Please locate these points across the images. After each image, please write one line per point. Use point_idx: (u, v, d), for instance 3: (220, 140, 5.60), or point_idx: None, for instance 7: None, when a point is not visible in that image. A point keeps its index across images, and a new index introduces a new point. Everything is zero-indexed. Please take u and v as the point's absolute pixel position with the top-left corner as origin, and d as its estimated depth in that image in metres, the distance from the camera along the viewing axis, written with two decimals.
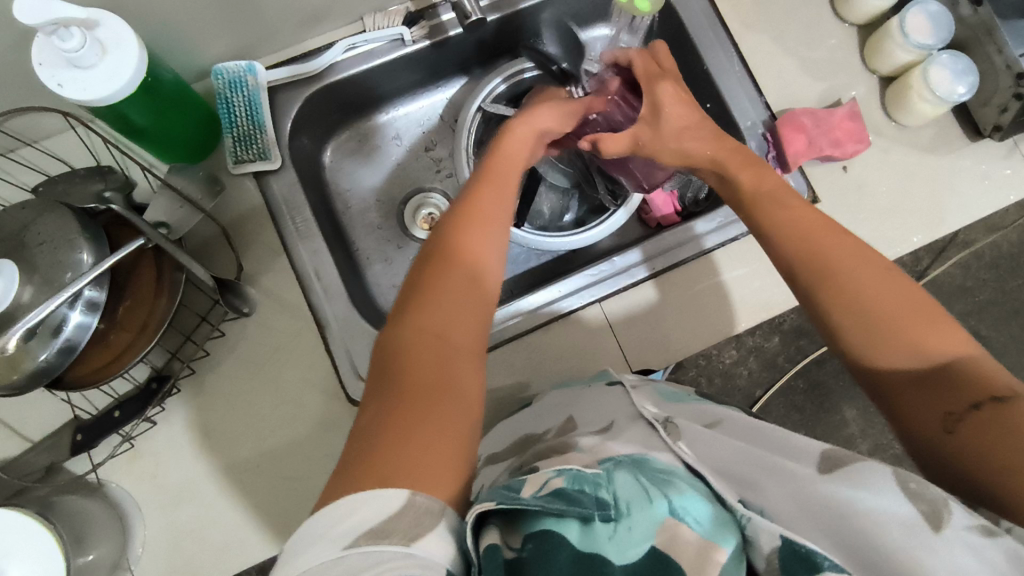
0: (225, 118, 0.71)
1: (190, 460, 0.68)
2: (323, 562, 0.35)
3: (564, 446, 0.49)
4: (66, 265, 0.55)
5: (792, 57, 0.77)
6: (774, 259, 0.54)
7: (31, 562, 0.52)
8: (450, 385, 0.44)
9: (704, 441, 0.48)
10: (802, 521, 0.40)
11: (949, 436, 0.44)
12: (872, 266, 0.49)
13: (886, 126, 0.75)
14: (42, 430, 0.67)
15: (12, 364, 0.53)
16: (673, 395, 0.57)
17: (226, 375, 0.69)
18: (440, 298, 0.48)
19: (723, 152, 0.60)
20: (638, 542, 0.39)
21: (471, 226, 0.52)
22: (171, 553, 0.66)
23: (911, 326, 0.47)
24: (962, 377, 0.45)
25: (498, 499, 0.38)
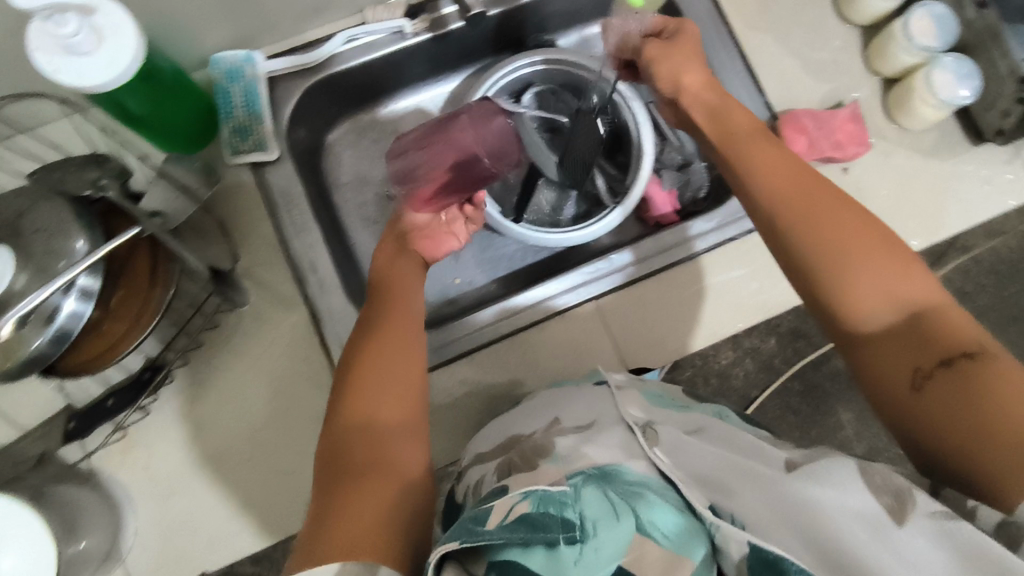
0: (224, 108, 0.71)
1: (180, 451, 0.68)
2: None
3: (543, 449, 0.49)
4: (59, 253, 0.55)
5: (794, 58, 0.76)
6: (755, 215, 0.54)
7: (24, 551, 0.52)
8: (386, 457, 0.49)
9: (683, 447, 0.47)
10: (773, 523, 0.40)
11: (915, 394, 0.44)
12: (849, 216, 0.49)
13: (888, 129, 0.75)
14: (36, 417, 0.67)
15: (7, 352, 0.54)
16: (661, 398, 0.55)
17: (218, 367, 0.69)
18: (368, 379, 0.53)
19: (722, 102, 0.61)
20: (607, 561, 0.39)
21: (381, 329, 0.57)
22: (161, 544, 0.66)
23: (885, 276, 0.47)
24: (933, 332, 0.45)
25: (460, 539, 0.37)
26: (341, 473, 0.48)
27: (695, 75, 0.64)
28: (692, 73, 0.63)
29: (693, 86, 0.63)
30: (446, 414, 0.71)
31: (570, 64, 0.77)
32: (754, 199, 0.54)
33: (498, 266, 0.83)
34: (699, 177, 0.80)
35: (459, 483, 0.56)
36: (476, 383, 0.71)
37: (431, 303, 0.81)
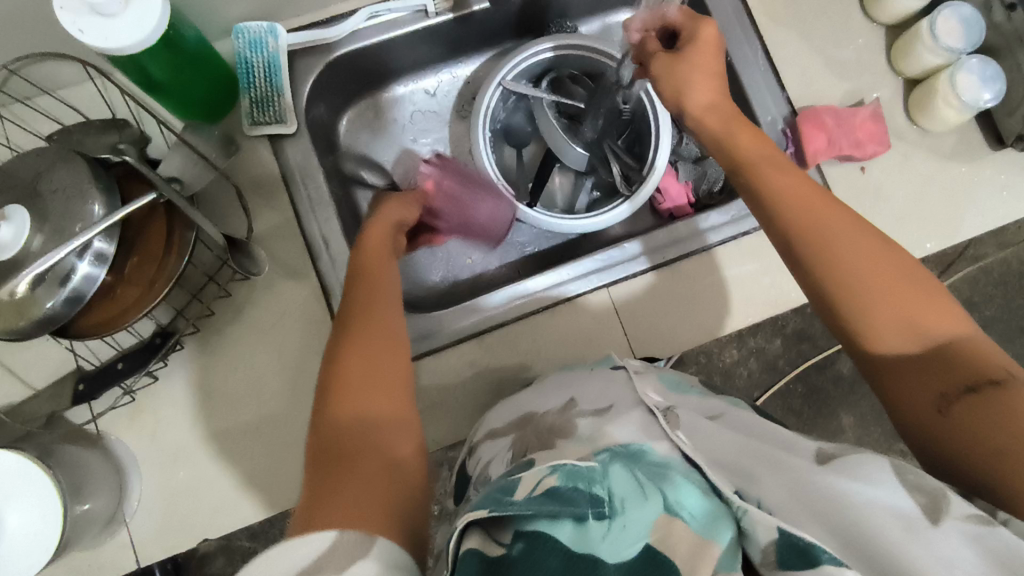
0: (245, 79, 0.71)
1: (187, 419, 0.68)
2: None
3: (564, 429, 0.49)
4: (76, 216, 0.55)
5: (817, 55, 0.76)
6: (773, 234, 0.52)
7: (30, 504, 0.52)
8: (380, 446, 0.47)
9: (703, 433, 0.48)
10: (801, 514, 0.40)
11: (942, 419, 0.45)
12: (866, 239, 0.49)
13: (908, 130, 0.75)
14: (45, 378, 0.67)
15: (19, 310, 0.54)
16: (678, 384, 0.56)
17: (228, 338, 0.69)
18: (353, 373, 0.51)
19: (724, 129, 0.57)
20: (634, 540, 0.38)
21: (370, 322, 0.55)
22: (164, 511, 0.66)
23: (908, 305, 0.47)
24: (958, 359, 0.45)
25: (489, 507, 0.38)
26: (334, 456, 0.46)
27: (698, 96, 0.58)
28: (694, 97, 0.58)
29: (694, 112, 0.59)
30: (453, 394, 0.71)
31: (592, 50, 0.76)
32: (769, 219, 0.53)
33: (510, 251, 0.83)
34: (716, 171, 0.79)
35: (471, 458, 0.56)
36: (484, 366, 0.72)
37: (441, 285, 0.81)
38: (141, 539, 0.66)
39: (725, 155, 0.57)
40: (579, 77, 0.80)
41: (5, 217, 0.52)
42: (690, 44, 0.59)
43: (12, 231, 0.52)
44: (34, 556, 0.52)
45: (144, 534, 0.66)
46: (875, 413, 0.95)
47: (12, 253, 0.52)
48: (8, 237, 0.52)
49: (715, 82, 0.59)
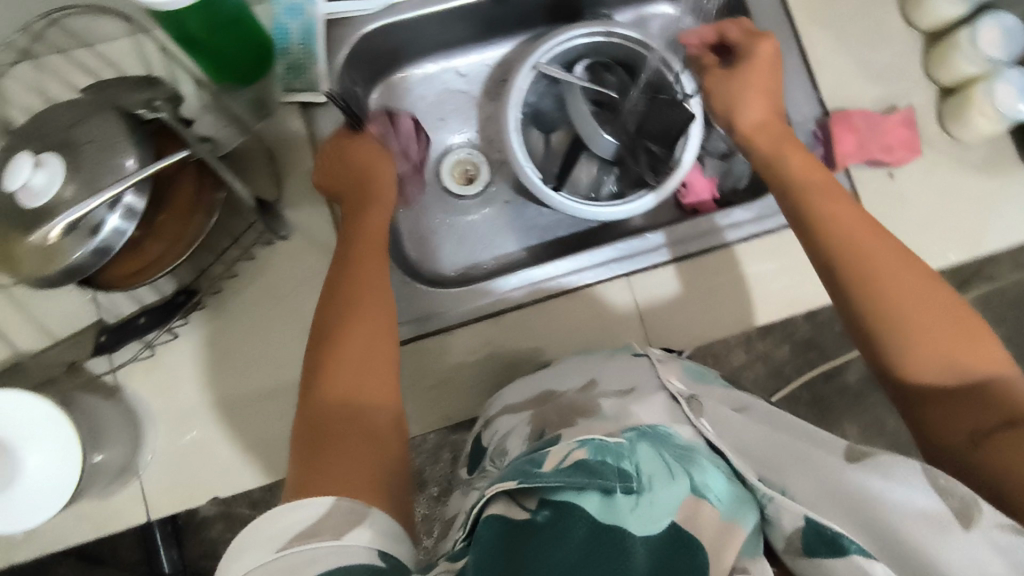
0: (280, 44, 0.72)
1: (203, 378, 0.68)
2: (262, 563, 0.40)
3: (586, 409, 0.50)
4: (109, 168, 0.54)
5: (853, 57, 0.76)
6: (819, 263, 0.57)
7: (51, 447, 0.55)
8: (368, 428, 0.50)
9: (728, 424, 0.48)
10: (828, 507, 0.40)
11: (974, 450, 0.48)
12: (911, 278, 0.53)
13: (939, 138, 0.74)
14: (66, 327, 0.68)
15: (48, 256, 0.55)
16: (700, 374, 0.56)
17: (248, 301, 0.70)
18: (343, 354, 0.53)
19: (774, 144, 0.63)
20: (662, 515, 0.39)
21: (358, 295, 0.56)
22: (175, 467, 0.67)
23: (949, 344, 0.51)
24: (994, 397, 0.49)
25: (517, 479, 0.38)
26: (325, 437, 0.49)
27: (747, 117, 0.65)
28: (744, 113, 0.64)
29: (743, 128, 0.65)
30: (466, 372, 0.71)
31: (625, 38, 0.76)
32: (816, 249, 0.57)
33: (531, 235, 0.83)
34: (741, 168, 0.80)
35: (486, 430, 0.58)
36: (499, 345, 0.72)
37: (460, 265, 0.81)
38: (152, 492, 0.67)
39: (769, 178, 0.63)
40: (609, 65, 0.80)
41: (40, 163, 0.52)
42: (745, 60, 0.65)
43: (46, 178, 0.52)
44: (53, 499, 0.55)
45: (157, 487, 0.67)
46: (878, 425, 0.95)
47: (44, 201, 0.53)
48: (43, 184, 0.52)
49: (766, 101, 0.65)
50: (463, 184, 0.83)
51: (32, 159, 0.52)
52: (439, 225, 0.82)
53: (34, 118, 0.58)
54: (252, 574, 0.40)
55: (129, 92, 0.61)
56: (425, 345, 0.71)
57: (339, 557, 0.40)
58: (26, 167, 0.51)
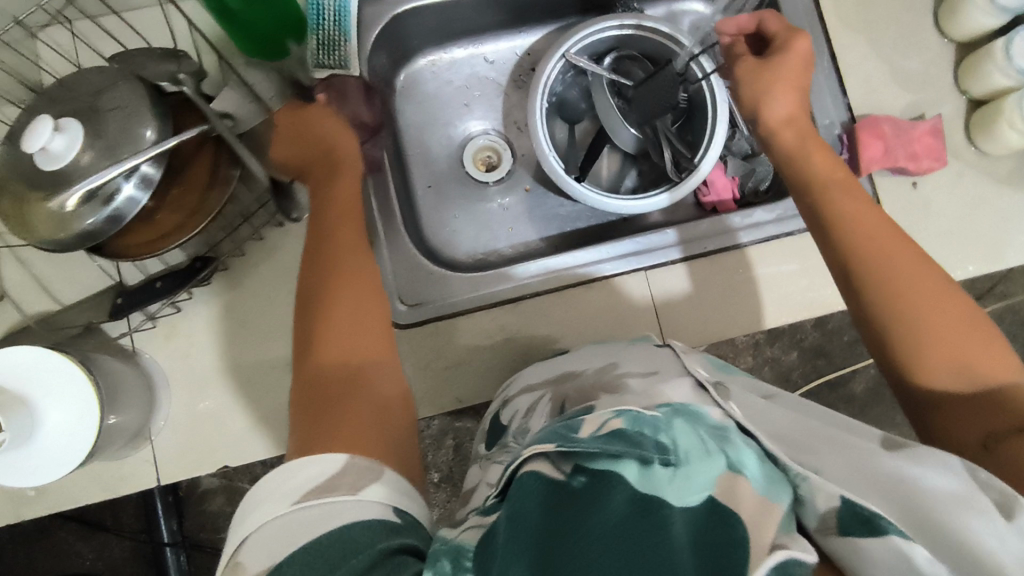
0: (313, 19, 0.71)
1: (221, 346, 0.69)
2: (277, 516, 0.39)
3: (613, 386, 0.54)
4: (131, 137, 0.55)
5: (885, 63, 0.75)
6: (834, 263, 0.57)
7: (73, 403, 0.56)
8: (368, 387, 0.51)
9: (759, 409, 0.52)
10: (861, 485, 0.43)
11: (987, 453, 0.48)
12: (929, 282, 0.53)
13: (965, 149, 0.74)
14: (87, 289, 0.68)
15: (60, 222, 0.55)
16: (723, 365, 0.60)
17: (268, 273, 0.70)
18: (332, 320, 0.54)
19: (801, 145, 0.62)
20: (698, 489, 0.41)
21: (337, 264, 0.58)
22: (188, 432, 0.68)
23: (962, 348, 0.51)
24: (1007, 403, 0.49)
25: (556, 441, 0.42)
26: (321, 399, 0.49)
27: (775, 111, 0.64)
28: (774, 107, 0.64)
29: (772, 121, 0.64)
30: (481, 356, 0.72)
31: (655, 32, 0.76)
32: (833, 250, 0.57)
33: (550, 225, 0.83)
34: (765, 170, 0.79)
35: (504, 409, 0.62)
36: (514, 331, 0.72)
37: (478, 250, 0.82)
38: (164, 456, 0.67)
39: (790, 170, 0.62)
40: (638, 58, 0.80)
41: (60, 128, 0.52)
42: (781, 53, 0.64)
43: (65, 143, 0.52)
44: (69, 456, 0.56)
45: (170, 452, 0.67)
46: None
47: (61, 166, 0.52)
48: (61, 149, 0.52)
49: (795, 96, 0.64)
50: (484, 171, 0.84)
51: (52, 123, 0.51)
52: (457, 207, 0.82)
53: (60, 81, 0.58)
54: (266, 527, 0.38)
55: (159, 64, 0.63)
56: (439, 327, 0.72)
57: (358, 510, 0.39)
58: (47, 133, 0.51)
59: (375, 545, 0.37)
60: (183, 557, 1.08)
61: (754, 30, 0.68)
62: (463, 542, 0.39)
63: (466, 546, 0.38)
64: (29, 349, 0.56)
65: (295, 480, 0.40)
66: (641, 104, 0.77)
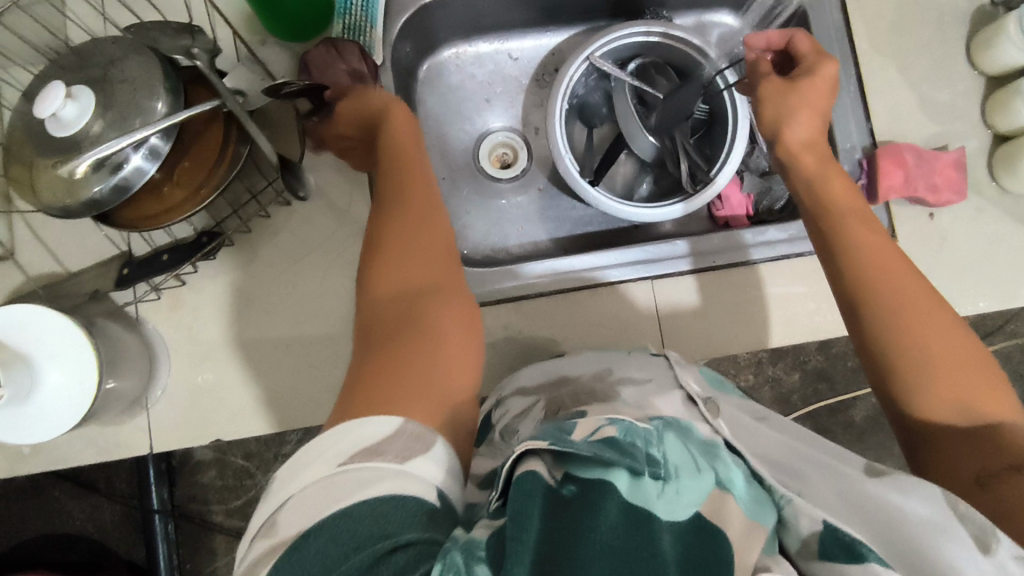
0: (342, 4, 0.72)
1: (224, 320, 0.69)
2: (322, 476, 0.40)
3: (606, 393, 0.56)
4: (141, 109, 0.55)
5: (912, 92, 0.74)
6: (837, 286, 0.57)
7: (69, 364, 0.56)
8: (422, 323, 0.53)
9: (747, 428, 0.53)
10: (844, 513, 0.45)
11: (981, 490, 0.48)
12: (939, 313, 0.53)
13: (987, 185, 0.73)
14: (95, 253, 0.68)
15: (70, 188, 0.56)
16: (718, 381, 0.61)
17: (276, 252, 0.70)
18: (390, 257, 0.57)
19: (818, 170, 0.62)
20: (686, 506, 0.42)
21: (401, 209, 0.60)
22: (185, 403, 0.68)
23: (967, 382, 0.50)
24: (1007, 441, 0.49)
25: (550, 440, 0.41)
26: (377, 338, 0.52)
27: (795, 133, 0.63)
28: (795, 130, 0.63)
29: (790, 142, 0.63)
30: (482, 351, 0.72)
31: (682, 42, 0.75)
32: (836, 276, 0.57)
33: (561, 226, 0.83)
34: (780, 189, 0.78)
35: (497, 408, 0.63)
36: (517, 329, 0.72)
37: (489, 247, 0.82)
38: (159, 425, 0.68)
39: (807, 195, 0.62)
40: (663, 67, 0.79)
41: (72, 95, 0.54)
42: (806, 76, 0.63)
43: (77, 110, 0.54)
44: (64, 416, 0.56)
45: (166, 422, 0.68)
46: None
47: (73, 132, 0.54)
48: (73, 116, 0.54)
49: (815, 118, 0.64)
50: (500, 168, 0.84)
51: (66, 90, 0.53)
52: (468, 202, 0.82)
53: (74, 49, 0.58)
54: (311, 488, 0.39)
55: (174, 39, 0.63)
56: None
57: (398, 483, 0.40)
58: (59, 98, 0.52)
59: (405, 532, 0.38)
60: (171, 526, 1.09)
61: (783, 49, 0.68)
62: (471, 539, 0.38)
63: (477, 540, 0.38)
64: (39, 310, 0.56)
65: (347, 439, 0.41)
66: (664, 113, 0.75)
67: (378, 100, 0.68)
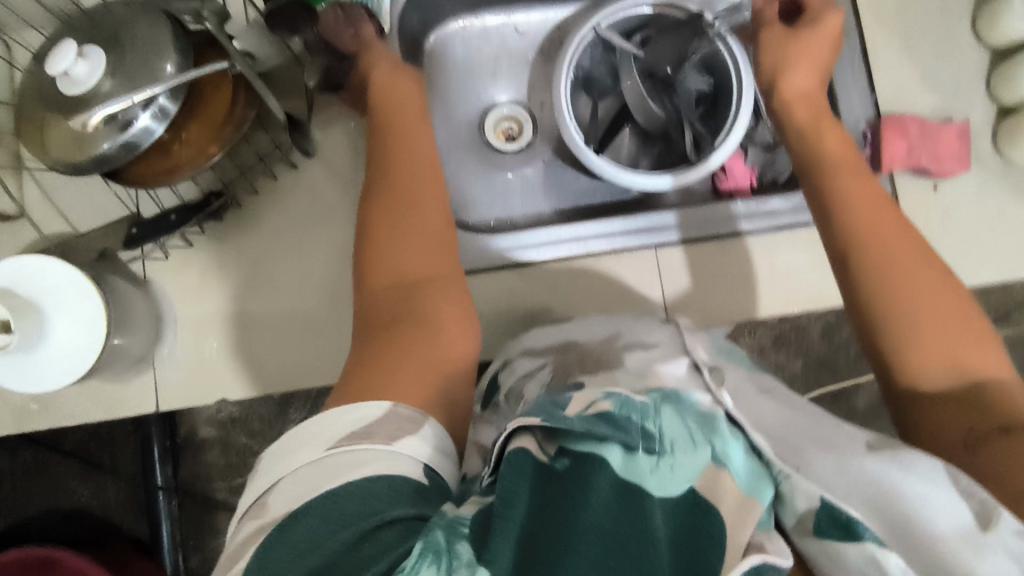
0: None
1: (229, 283, 0.70)
2: (310, 460, 0.41)
3: (610, 359, 0.57)
4: (150, 69, 0.56)
5: (916, 65, 0.75)
6: (834, 252, 0.57)
7: (78, 318, 0.57)
8: (423, 303, 0.53)
9: (749, 402, 0.53)
10: (844, 489, 0.45)
11: (968, 454, 0.48)
12: (931, 275, 0.53)
13: (991, 157, 0.73)
14: (104, 215, 0.69)
15: (81, 144, 0.57)
16: (728, 351, 0.61)
17: (281, 221, 0.71)
18: (384, 232, 0.55)
19: (824, 144, 0.61)
20: (680, 482, 0.43)
21: (397, 176, 0.59)
22: (192, 364, 0.68)
23: (956, 342, 0.51)
24: (994, 402, 0.49)
25: (542, 416, 0.42)
26: (378, 327, 0.51)
27: (796, 85, 0.64)
28: (794, 81, 0.64)
29: (789, 94, 0.64)
30: (486, 317, 0.73)
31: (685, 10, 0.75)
32: (835, 248, 0.57)
33: (566, 198, 0.83)
34: (783, 163, 0.79)
35: (503, 370, 0.64)
36: (521, 294, 0.73)
37: (494, 217, 0.82)
38: (166, 383, 0.68)
39: (803, 169, 0.61)
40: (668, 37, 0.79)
41: (84, 54, 0.55)
42: (808, 43, 0.64)
43: (88, 68, 0.55)
44: (74, 369, 0.57)
45: (171, 380, 0.68)
46: None
47: (83, 90, 0.55)
48: (83, 74, 0.55)
49: (815, 71, 0.64)
50: (505, 142, 0.84)
51: (77, 48, 0.54)
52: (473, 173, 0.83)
53: (85, 10, 0.59)
54: (303, 468, 0.41)
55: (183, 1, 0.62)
56: None
57: (385, 464, 0.41)
58: (70, 56, 0.53)
59: (392, 510, 0.39)
60: (174, 504, 1.10)
61: None
62: (459, 514, 0.39)
63: (461, 516, 0.39)
64: (48, 261, 0.57)
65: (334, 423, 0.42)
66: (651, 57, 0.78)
67: (375, 65, 0.66)
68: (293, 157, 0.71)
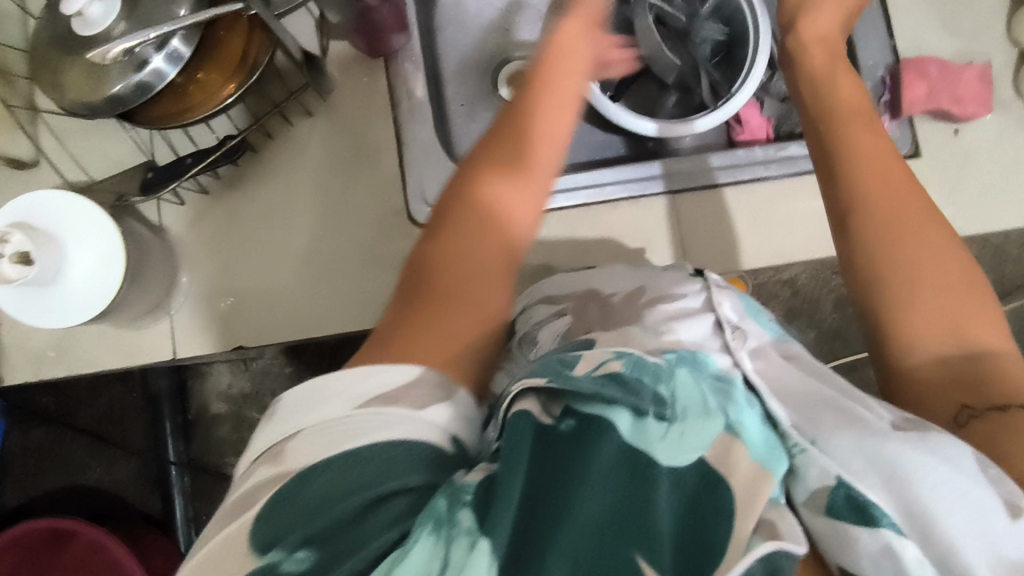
0: None
1: (241, 233, 0.69)
2: (335, 416, 0.40)
3: (636, 313, 0.55)
4: (166, 8, 0.56)
5: (934, 9, 0.74)
6: (835, 209, 0.55)
7: (96, 254, 0.57)
8: (473, 282, 0.47)
9: (770, 359, 0.50)
10: (860, 466, 0.41)
11: (958, 428, 0.47)
12: (940, 239, 0.52)
13: (1013, 101, 0.72)
14: (120, 160, 0.69)
15: (94, 82, 0.56)
16: (754, 311, 0.55)
17: (290, 180, 0.70)
18: (471, 206, 0.49)
19: (856, 94, 0.59)
20: (691, 450, 0.40)
21: (526, 150, 0.50)
22: (207, 314, 0.68)
23: (959, 312, 0.49)
24: (989, 376, 0.48)
25: (549, 377, 0.42)
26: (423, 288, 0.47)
27: (817, 23, 0.63)
28: (816, 21, 0.63)
29: (809, 33, 0.63)
30: None
31: None
32: (845, 209, 0.54)
33: (582, 152, 0.82)
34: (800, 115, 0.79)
35: (522, 316, 0.63)
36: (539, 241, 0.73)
37: None
38: (183, 330, 0.68)
39: (823, 122, 0.59)
40: None
41: None
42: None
43: (103, 9, 0.55)
44: (93, 304, 0.56)
45: (186, 328, 0.68)
46: None
47: (98, 30, 0.55)
48: (99, 13, 0.55)
49: (838, 15, 0.64)
50: None
51: None
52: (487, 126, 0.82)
53: None
54: (326, 424, 0.40)
55: None
56: None
57: (395, 430, 0.39)
58: None
59: (383, 484, 0.38)
60: (186, 480, 1.06)
61: None
62: (466, 481, 0.39)
63: (464, 484, 0.39)
64: (70, 197, 0.57)
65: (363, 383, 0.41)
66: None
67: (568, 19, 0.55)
68: (308, 104, 0.71)
